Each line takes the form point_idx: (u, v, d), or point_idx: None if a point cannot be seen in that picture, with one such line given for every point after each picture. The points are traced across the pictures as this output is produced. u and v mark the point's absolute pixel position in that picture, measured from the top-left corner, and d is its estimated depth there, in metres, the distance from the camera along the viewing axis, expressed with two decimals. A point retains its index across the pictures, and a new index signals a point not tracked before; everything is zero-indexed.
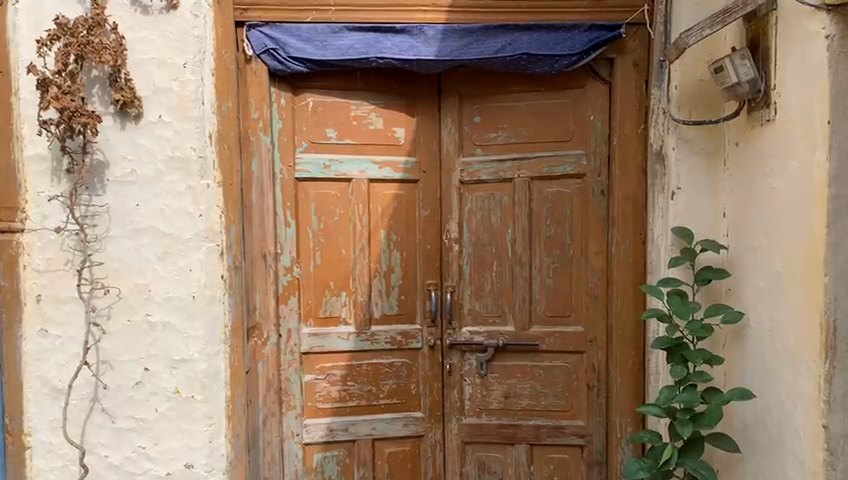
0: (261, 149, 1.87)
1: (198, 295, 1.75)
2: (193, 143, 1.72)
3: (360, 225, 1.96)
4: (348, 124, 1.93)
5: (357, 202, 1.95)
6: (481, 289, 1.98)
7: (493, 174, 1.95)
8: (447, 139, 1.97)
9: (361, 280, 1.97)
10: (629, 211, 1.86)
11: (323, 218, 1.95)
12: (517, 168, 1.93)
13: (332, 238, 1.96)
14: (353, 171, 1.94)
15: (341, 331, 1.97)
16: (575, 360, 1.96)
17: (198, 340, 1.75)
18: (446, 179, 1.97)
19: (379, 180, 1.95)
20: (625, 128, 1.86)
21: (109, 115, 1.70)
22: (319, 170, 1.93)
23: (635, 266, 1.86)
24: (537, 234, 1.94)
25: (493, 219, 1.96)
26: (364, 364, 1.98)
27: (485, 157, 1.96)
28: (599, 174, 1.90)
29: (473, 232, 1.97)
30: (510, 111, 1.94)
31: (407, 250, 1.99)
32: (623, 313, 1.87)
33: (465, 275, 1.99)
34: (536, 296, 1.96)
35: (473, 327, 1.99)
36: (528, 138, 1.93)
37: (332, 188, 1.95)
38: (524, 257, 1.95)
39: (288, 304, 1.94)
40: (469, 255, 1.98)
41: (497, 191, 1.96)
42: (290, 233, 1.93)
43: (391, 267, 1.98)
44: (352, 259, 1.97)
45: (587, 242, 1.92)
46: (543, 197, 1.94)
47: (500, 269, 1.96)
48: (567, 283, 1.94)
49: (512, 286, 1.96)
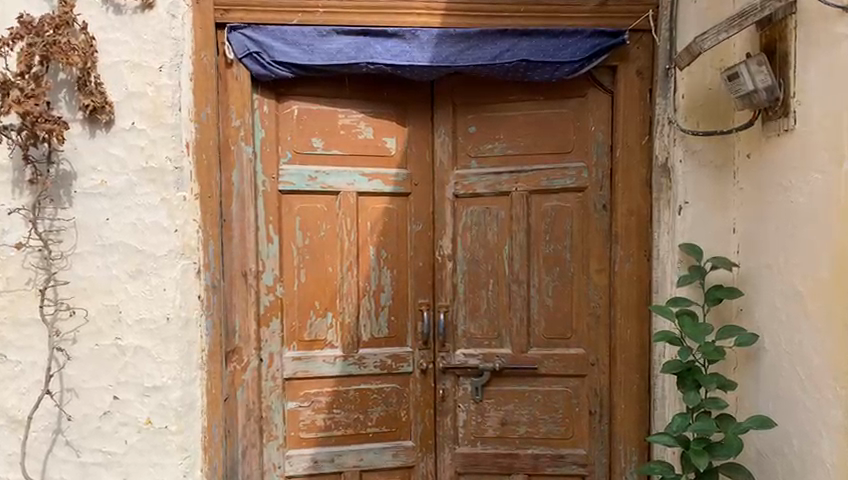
0: (243, 160, 1.74)
1: (173, 317, 1.61)
2: (168, 153, 1.60)
3: (347, 242, 1.83)
4: (335, 133, 1.81)
5: (345, 216, 1.83)
6: (476, 309, 1.86)
7: (489, 187, 1.84)
8: (440, 150, 1.85)
9: (348, 301, 1.84)
10: (633, 227, 1.76)
11: (308, 234, 1.82)
12: (515, 182, 1.83)
13: (316, 255, 1.83)
14: (340, 184, 1.82)
15: (326, 354, 1.84)
16: (576, 384, 1.84)
17: (173, 365, 1.61)
18: (439, 193, 1.86)
19: (368, 193, 1.84)
20: (628, 140, 1.76)
21: (77, 122, 1.58)
22: (304, 182, 1.80)
23: (640, 285, 1.76)
24: (536, 252, 1.83)
25: (488, 235, 1.85)
26: (351, 390, 1.85)
27: (480, 170, 1.85)
28: (601, 188, 1.80)
29: (467, 249, 1.86)
30: (507, 121, 1.84)
31: (398, 268, 1.87)
32: (627, 335, 1.77)
33: (459, 294, 1.87)
34: (534, 317, 1.84)
35: (468, 350, 1.86)
36: (526, 149, 1.83)
37: (318, 201, 1.82)
38: (521, 275, 1.84)
39: (270, 327, 1.80)
40: (464, 273, 1.86)
41: (494, 205, 1.85)
42: (272, 249, 1.80)
43: (380, 286, 1.86)
44: (339, 278, 1.84)
45: (587, 260, 1.81)
46: (541, 212, 1.83)
47: (496, 288, 1.85)
48: (566, 303, 1.83)
49: (509, 306, 1.85)
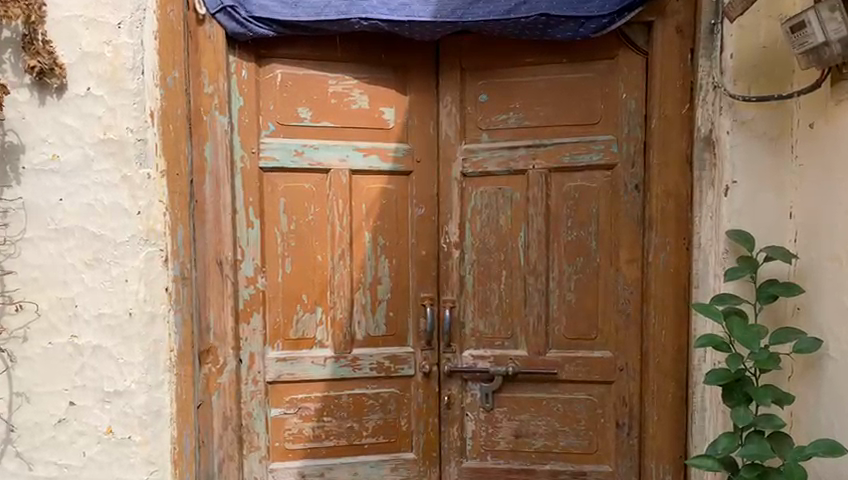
0: (217, 132, 1.51)
1: (136, 313, 1.40)
2: (129, 123, 1.37)
3: (339, 227, 1.60)
4: (324, 102, 1.58)
5: (336, 198, 1.59)
6: (485, 305, 1.63)
7: (501, 165, 1.60)
8: (445, 123, 1.61)
9: (340, 294, 1.61)
10: (670, 211, 1.50)
11: (294, 217, 1.59)
12: (532, 158, 1.58)
13: (303, 242, 1.60)
14: (330, 160, 1.59)
15: (315, 355, 1.61)
16: (601, 392, 1.60)
17: (136, 367, 1.40)
18: (444, 171, 1.62)
19: (363, 171, 1.60)
20: (664, 109, 1.50)
21: (24, 87, 1.33)
22: (289, 158, 1.57)
23: (677, 280, 1.51)
24: (555, 239, 1.59)
25: (500, 221, 1.61)
26: (343, 396, 1.63)
27: (490, 144, 1.60)
28: (633, 165, 1.54)
29: (476, 235, 1.62)
30: (522, 87, 1.59)
31: (398, 257, 1.63)
32: (662, 337, 1.52)
33: (467, 288, 1.64)
34: (553, 315, 1.60)
35: (477, 351, 1.63)
36: (546, 121, 1.58)
37: (304, 180, 1.59)
38: (539, 267, 1.59)
39: (250, 324, 1.58)
40: (472, 263, 1.63)
41: (506, 185, 1.60)
42: (253, 235, 1.57)
43: (377, 278, 1.63)
44: (330, 268, 1.61)
45: (616, 249, 1.56)
46: (562, 194, 1.58)
47: (509, 281, 1.61)
48: (591, 298, 1.58)
49: (525, 301, 1.61)
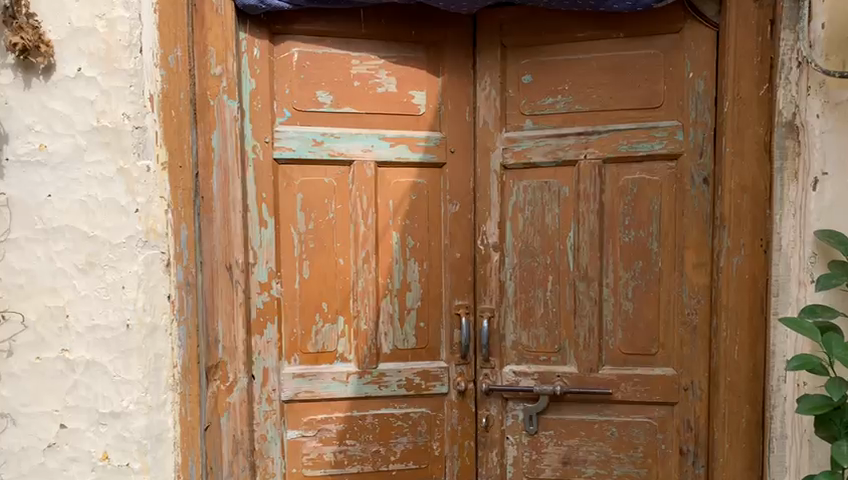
0: (225, 120, 1.32)
1: (134, 325, 1.22)
2: (126, 109, 1.19)
3: (363, 226, 1.41)
4: (346, 85, 1.40)
5: (359, 193, 1.41)
6: (529, 315, 1.44)
7: (547, 154, 1.40)
8: (484, 108, 1.42)
9: (365, 302, 1.42)
10: (744, 208, 1.29)
11: (313, 216, 1.41)
12: (583, 147, 1.38)
13: (322, 244, 1.41)
14: (354, 150, 1.40)
15: (337, 371, 1.42)
16: (662, 415, 1.40)
17: (135, 386, 1.22)
18: (483, 162, 1.43)
19: (390, 163, 1.42)
20: (740, 89, 1.29)
21: (6, 67, 1.16)
22: (307, 148, 1.39)
23: (752, 288, 1.30)
24: (609, 241, 1.39)
25: (547, 219, 1.41)
26: (368, 418, 1.44)
27: (536, 132, 1.41)
28: (700, 155, 1.34)
29: (518, 236, 1.43)
30: (573, 66, 1.39)
31: (429, 261, 1.45)
32: (735, 352, 1.31)
33: (508, 296, 1.44)
34: (607, 327, 1.41)
35: (519, 367, 1.45)
36: (601, 105, 1.38)
37: (324, 173, 1.41)
38: (591, 272, 1.39)
39: (263, 335, 1.40)
40: (514, 268, 1.43)
41: (554, 178, 1.41)
42: (266, 236, 1.39)
43: (406, 285, 1.44)
44: (353, 273, 1.42)
45: (680, 252, 1.37)
46: (618, 189, 1.38)
47: (555, 288, 1.42)
48: (650, 308, 1.39)
49: (575, 311, 1.41)
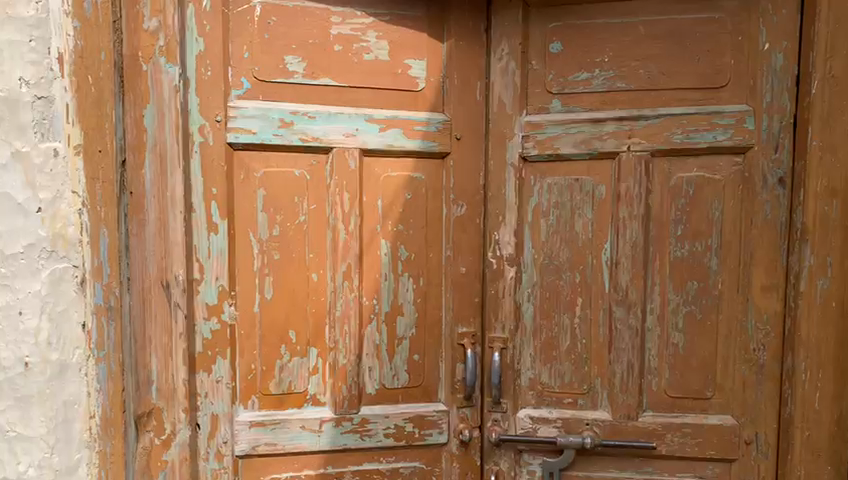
0: (162, 90, 1.00)
1: (36, 365, 0.87)
2: (23, 71, 0.84)
3: (344, 232, 1.09)
4: (324, 49, 1.07)
5: (340, 191, 1.09)
6: (551, 347, 1.14)
7: (580, 145, 1.10)
8: (499, 84, 1.12)
9: (345, 329, 1.11)
10: (833, 216, 1.00)
11: (278, 219, 1.08)
12: (626, 136, 1.09)
13: (289, 255, 1.09)
14: (333, 135, 1.08)
15: (307, 419, 1.10)
16: (717, 474, 1.12)
17: (35, 445, 0.88)
18: (496, 154, 1.12)
19: (380, 152, 1.10)
20: (832, 66, 1.00)
21: None
22: (272, 132, 1.06)
23: (841, 322, 1.01)
24: (656, 255, 1.11)
25: (576, 227, 1.12)
26: (346, 476, 1.13)
27: (565, 115, 1.11)
28: (776, 149, 1.05)
29: (539, 248, 1.13)
30: (614, 33, 1.09)
31: (426, 277, 1.14)
32: (815, 399, 1.03)
33: (525, 323, 1.15)
34: (650, 364, 1.12)
35: (537, 412, 1.15)
36: (648, 83, 1.09)
37: (294, 164, 1.08)
38: (632, 295, 1.11)
39: (211, 373, 1.07)
40: (533, 287, 1.14)
41: (587, 175, 1.11)
42: (216, 245, 1.05)
43: (397, 307, 1.13)
44: (329, 293, 1.10)
45: (747, 272, 1.08)
46: (669, 190, 1.10)
47: (585, 313, 1.13)
48: (705, 341, 1.10)
49: (610, 342, 1.12)
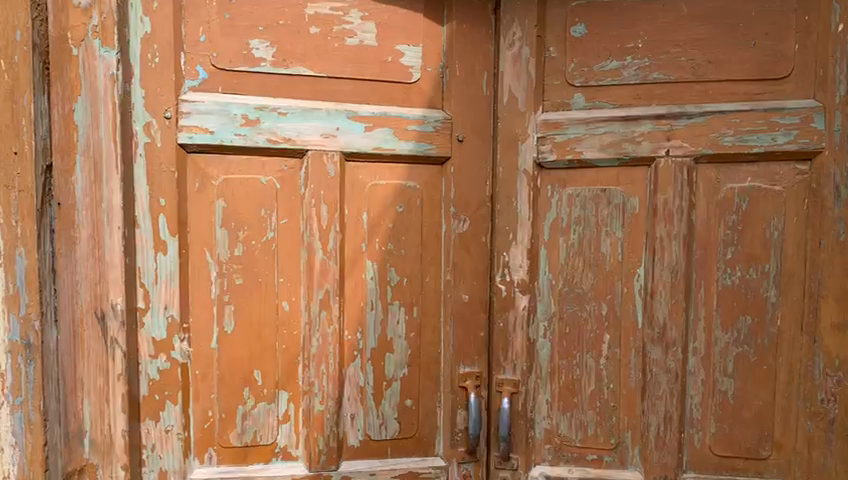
0: (96, 80, 0.81)
1: None
2: None
3: (321, 251, 0.91)
4: (297, 31, 0.89)
5: (316, 202, 0.90)
6: (571, 393, 0.95)
7: (608, 148, 0.91)
8: (510, 76, 0.93)
9: (322, 369, 0.92)
10: None
11: (242, 235, 0.89)
12: (664, 137, 0.90)
13: (254, 280, 0.90)
14: (307, 135, 0.89)
15: (275, 476, 0.91)
16: None
17: None
18: (506, 159, 0.93)
19: (365, 156, 0.91)
20: None
21: None
22: (233, 131, 0.87)
23: None
24: (700, 284, 0.91)
25: (603, 247, 0.92)
26: None
27: (590, 112, 0.91)
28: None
29: (557, 273, 0.94)
30: (650, 14, 0.90)
31: (422, 307, 0.95)
32: None
33: (539, 364, 0.95)
34: (693, 416, 0.92)
35: (555, 470, 0.95)
36: (692, 73, 0.89)
37: (261, 169, 0.89)
38: (671, 332, 0.91)
39: (159, 421, 0.88)
40: (550, 320, 0.95)
41: (616, 185, 0.92)
42: (164, 267, 0.87)
43: (386, 343, 0.94)
44: (303, 326, 0.91)
45: (814, 306, 0.88)
46: (718, 204, 0.90)
47: (613, 352, 0.93)
48: (760, 389, 0.90)
49: (644, 388, 0.93)
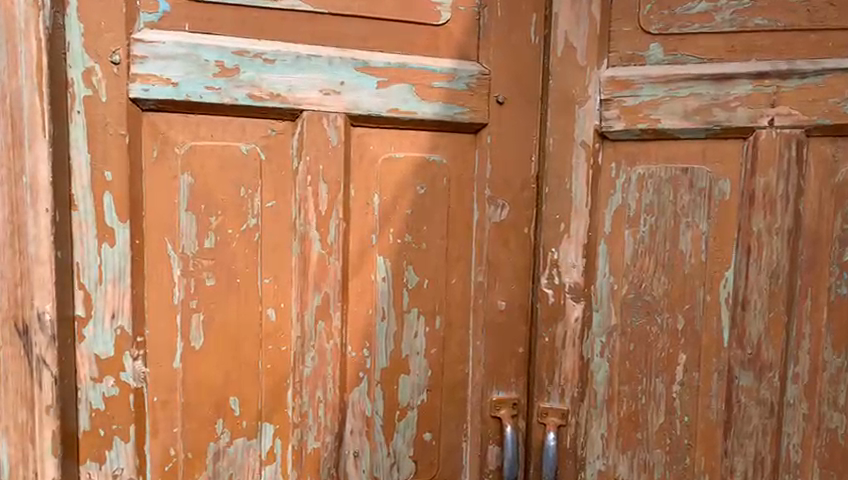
0: (12, 8, 0.59)
1: None
2: None
3: (319, 244, 0.70)
4: None
5: (313, 180, 0.69)
6: (633, 426, 0.75)
7: (692, 116, 0.70)
8: (566, 19, 0.71)
9: (318, 395, 0.71)
10: None
11: (215, 222, 0.67)
12: (768, 103, 0.69)
13: (230, 281, 0.68)
14: (302, 91, 0.68)
15: None
16: None
17: None
18: (559, 126, 0.72)
19: (377, 120, 0.70)
20: None
21: None
22: (202, 82, 0.65)
23: None
24: (806, 293, 0.70)
25: (681, 243, 0.72)
26: None
27: (670, 68, 0.71)
28: None
29: (621, 275, 0.74)
30: None
31: (446, 316, 0.75)
32: None
33: (594, 389, 0.75)
34: (792, 460, 0.72)
35: None
36: (806, 19, 0.68)
37: (241, 135, 0.68)
38: (766, 353, 0.71)
39: (105, 464, 0.67)
40: (609, 334, 0.75)
41: (701, 163, 0.71)
42: (112, 262, 0.65)
43: (400, 361, 0.74)
44: (295, 340, 0.70)
45: None
46: (834, 191, 0.69)
47: (690, 377, 0.73)
48: None
49: (728, 423, 0.73)
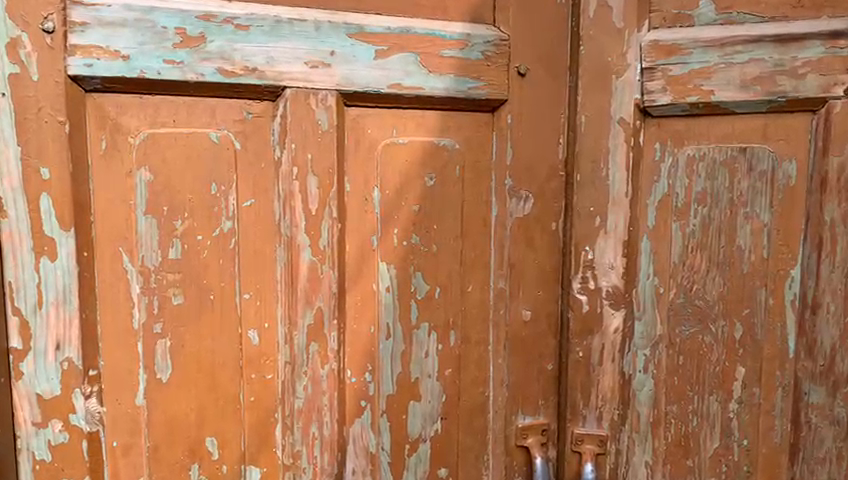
0: None
1: None
2: None
3: (309, 251, 0.57)
4: None
5: (300, 173, 0.57)
6: (682, 452, 0.63)
7: (751, 86, 0.58)
8: None
9: (313, 432, 0.59)
10: None
11: (181, 227, 0.55)
12: (843, 68, 0.56)
13: (202, 298, 0.56)
14: (284, 64, 0.55)
15: None
16: None
17: None
18: (592, 102, 0.62)
19: (376, 97, 0.58)
20: None
21: None
22: (158, 55, 0.53)
23: None
24: None
25: (740, 238, 0.60)
26: None
27: (724, 29, 0.59)
28: None
29: (666, 277, 0.63)
30: None
31: (461, 331, 0.63)
32: None
33: (636, 412, 0.64)
34: None
35: None
36: None
37: (210, 120, 0.55)
38: (841, 364, 0.59)
39: None
40: (653, 347, 0.63)
41: (762, 142, 0.59)
42: (53, 280, 0.52)
43: (409, 385, 0.62)
44: (283, 367, 0.58)
45: None
46: None
47: (749, 394, 0.61)
48: None
49: (794, 446, 0.61)
